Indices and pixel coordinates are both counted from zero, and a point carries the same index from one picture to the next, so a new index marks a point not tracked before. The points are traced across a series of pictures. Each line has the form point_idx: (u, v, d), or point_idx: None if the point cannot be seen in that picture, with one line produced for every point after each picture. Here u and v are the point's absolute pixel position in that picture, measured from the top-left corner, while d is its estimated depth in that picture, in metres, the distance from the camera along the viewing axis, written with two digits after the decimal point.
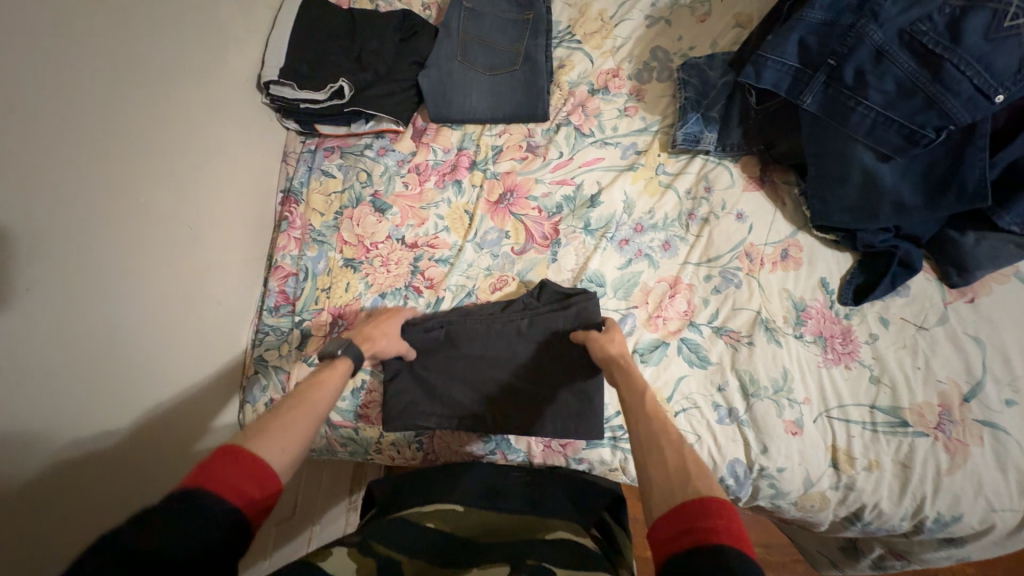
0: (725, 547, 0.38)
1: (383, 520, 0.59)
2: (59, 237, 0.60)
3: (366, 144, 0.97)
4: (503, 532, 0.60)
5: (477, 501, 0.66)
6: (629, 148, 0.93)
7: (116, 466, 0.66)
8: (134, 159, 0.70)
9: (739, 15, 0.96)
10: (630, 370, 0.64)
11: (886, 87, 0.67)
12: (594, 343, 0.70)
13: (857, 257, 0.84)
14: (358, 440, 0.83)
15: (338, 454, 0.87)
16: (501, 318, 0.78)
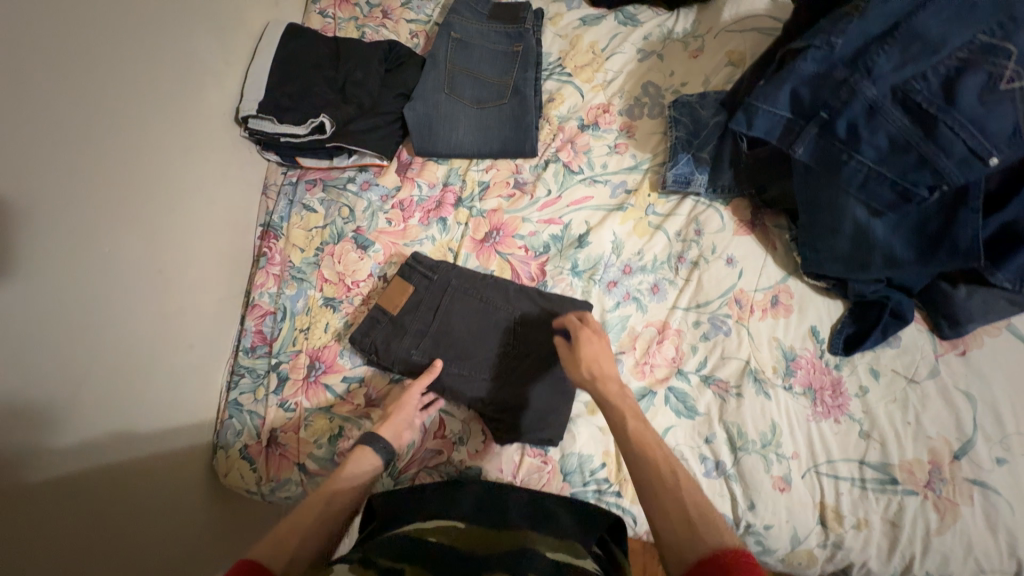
0: None
1: (381, 539, 0.56)
2: (22, 288, 0.56)
3: (349, 178, 0.94)
4: (497, 544, 0.57)
5: (476, 519, 0.63)
6: (619, 187, 0.91)
7: (90, 537, 0.60)
8: (105, 201, 0.66)
9: (731, 52, 0.92)
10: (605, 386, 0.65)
11: (879, 143, 0.65)
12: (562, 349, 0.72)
13: (848, 305, 0.82)
14: None
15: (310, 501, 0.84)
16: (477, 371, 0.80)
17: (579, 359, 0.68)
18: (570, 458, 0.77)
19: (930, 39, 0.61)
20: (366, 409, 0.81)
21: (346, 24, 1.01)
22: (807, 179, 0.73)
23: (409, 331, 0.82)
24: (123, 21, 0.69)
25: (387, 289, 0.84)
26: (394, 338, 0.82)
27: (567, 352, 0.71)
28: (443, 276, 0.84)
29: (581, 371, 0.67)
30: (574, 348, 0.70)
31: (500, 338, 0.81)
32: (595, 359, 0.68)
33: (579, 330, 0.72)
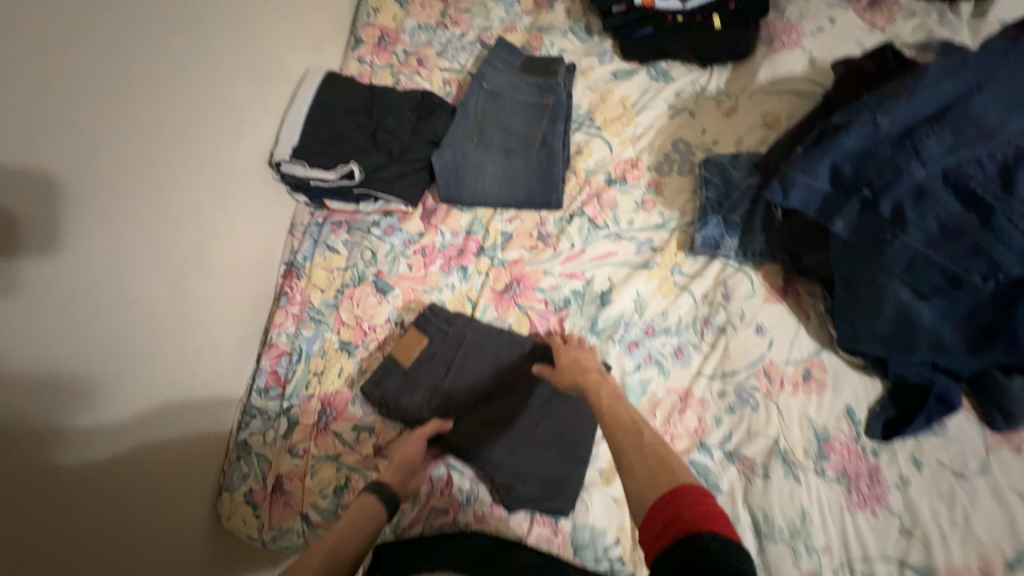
0: (704, 533, 0.45)
1: None
2: (31, 331, 0.56)
3: (374, 222, 0.95)
4: None
5: None
6: (645, 244, 0.89)
7: None
8: (132, 244, 0.67)
9: (767, 113, 0.90)
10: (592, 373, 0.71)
11: (928, 226, 0.61)
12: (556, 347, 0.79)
13: (887, 386, 0.77)
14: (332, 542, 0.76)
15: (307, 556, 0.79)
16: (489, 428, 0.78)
17: (559, 367, 0.75)
18: (582, 530, 0.73)
19: (987, 125, 0.58)
20: (373, 459, 0.79)
21: (383, 71, 1.04)
22: (844, 255, 0.70)
23: (423, 382, 0.81)
24: (172, 68, 0.72)
25: (403, 338, 0.84)
26: (409, 391, 0.81)
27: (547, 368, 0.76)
28: (459, 328, 0.83)
29: (564, 376, 0.73)
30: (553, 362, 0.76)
31: (513, 395, 0.80)
32: (575, 360, 0.74)
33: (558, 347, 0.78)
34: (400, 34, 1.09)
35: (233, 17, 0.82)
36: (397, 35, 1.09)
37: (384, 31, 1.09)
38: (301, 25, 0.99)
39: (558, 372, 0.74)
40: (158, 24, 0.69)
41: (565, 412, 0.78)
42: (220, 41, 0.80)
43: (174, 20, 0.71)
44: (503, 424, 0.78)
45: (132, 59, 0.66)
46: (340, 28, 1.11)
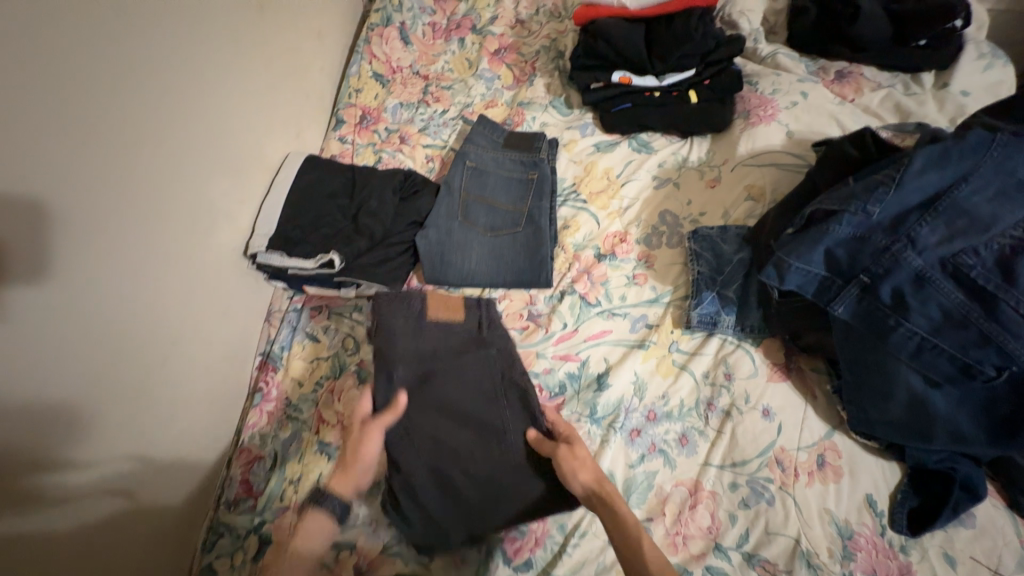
0: None
1: None
2: None
3: (356, 306, 0.91)
4: None
5: None
6: (639, 320, 0.86)
7: None
8: (91, 365, 0.61)
9: (751, 186, 0.90)
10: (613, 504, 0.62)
11: (931, 313, 0.59)
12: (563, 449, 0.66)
13: (907, 471, 0.72)
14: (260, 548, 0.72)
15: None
16: (455, 419, 0.73)
17: (580, 459, 0.65)
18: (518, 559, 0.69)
19: (978, 215, 0.58)
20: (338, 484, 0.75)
21: (364, 149, 1.04)
22: (847, 337, 0.67)
23: (420, 342, 0.77)
24: (145, 173, 0.68)
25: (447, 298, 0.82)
26: (404, 340, 0.76)
27: (563, 452, 0.66)
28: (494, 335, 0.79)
29: (588, 472, 0.64)
30: (571, 447, 0.66)
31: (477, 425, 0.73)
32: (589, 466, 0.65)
33: (574, 432, 0.69)
34: (382, 113, 1.09)
35: (210, 112, 0.79)
36: (379, 113, 1.09)
37: (365, 110, 1.09)
38: (281, 110, 0.98)
39: (582, 467, 0.65)
40: (132, 131, 0.65)
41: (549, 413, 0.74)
42: (197, 137, 0.77)
43: (147, 125, 0.68)
44: (456, 452, 0.71)
45: (102, 169, 0.62)
46: (321, 109, 1.11)
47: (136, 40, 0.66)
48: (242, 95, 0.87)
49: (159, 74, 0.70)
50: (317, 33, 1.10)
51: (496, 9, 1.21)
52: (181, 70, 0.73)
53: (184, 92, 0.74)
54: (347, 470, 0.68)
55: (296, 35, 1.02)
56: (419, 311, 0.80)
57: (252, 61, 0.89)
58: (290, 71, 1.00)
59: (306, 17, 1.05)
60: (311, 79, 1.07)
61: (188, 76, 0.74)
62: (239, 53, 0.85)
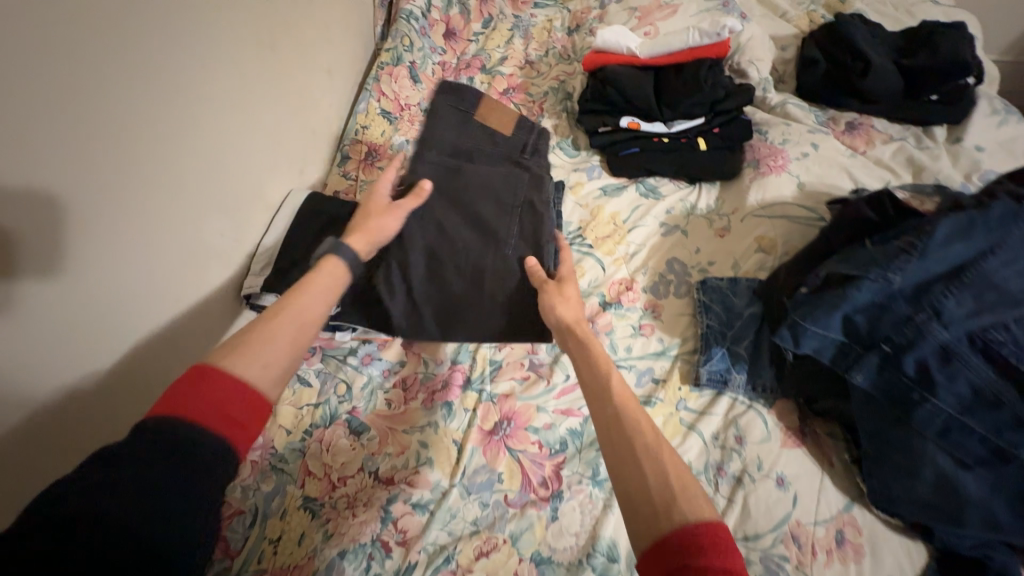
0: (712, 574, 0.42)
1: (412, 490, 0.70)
2: None
3: (351, 349, 0.89)
4: None
5: None
6: (645, 374, 0.82)
7: None
8: (54, 417, 0.58)
9: (761, 237, 0.88)
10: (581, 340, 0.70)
11: (960, 391, 0.56)
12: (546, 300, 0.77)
13: (933, 553, 0.67)
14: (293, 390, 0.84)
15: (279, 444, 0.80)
16: (474, 209, 0.90)
17: (567, 299, 0.76)
18: (469, 349, 0.88)
19: (1007, 290, 0.56)
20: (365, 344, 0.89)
21: (368, 186, 1.03)
22: (866, 407, 0.63)
23: (462, 146, 0.98)
24: (141, 215, 0.66)
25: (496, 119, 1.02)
26: (448, 134, 0.99)
27: (552, 292, 0.78)
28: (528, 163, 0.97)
29: (568, 309, 0.75)
30: (563, 288, 0.78)
31: (474, 231, 0.89)
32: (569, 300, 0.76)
33: (570, 277, 0.80)
34: (388, 150, 1.09)
35: (214, 150, 0.78)
36: (385, 150, 1.09)
37: (371, 146, 1.09)
38: (285, 146, 0.97)
39: (565, 305, 0.76)
40: (133, 173, 0.64)
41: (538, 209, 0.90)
42: (197, 175, 0.75)
43: (147, 166, 0.66)
44: (449, 242, 0.87)
45: (96, 210, 0.60)
46: (326, 145, 1.11)
47: (145, 80, 0.65)
48: (247, 131, 0.86)
49: (165, 113, 0.68)
50: (327, 70, 1.11)
51: (505, 50, 1.23)
52: (188, 108, 0.72)
53: (190, 133, 0.73)
54: (361, 227, 0.81)
55: (306, 72, 1.02)
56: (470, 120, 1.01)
57: (260, 98, 0.89)
58: (298, 107, 1.00)
59: (317, 55, 1.06)
60: (319, 115, 1.08)
61: (194, 114, 0.73)
62: (247, 89, 0.85)
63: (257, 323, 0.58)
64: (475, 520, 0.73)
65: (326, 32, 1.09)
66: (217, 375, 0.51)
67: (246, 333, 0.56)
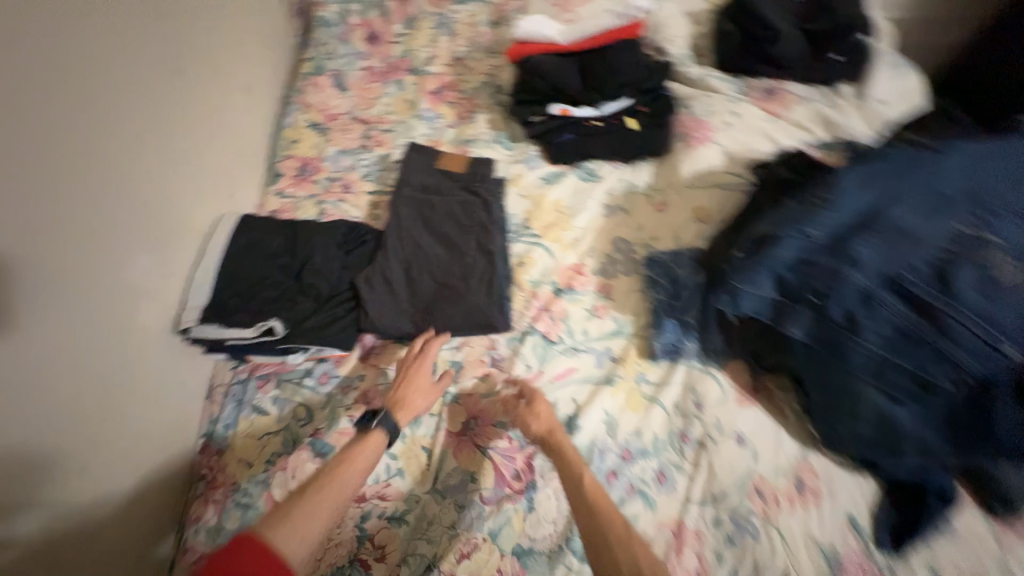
0: None
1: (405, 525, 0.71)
2: None
3: (306, 371, 0.85)
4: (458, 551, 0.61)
5: None
6: (604, 354, 0.84)
7: None
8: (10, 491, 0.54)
9: (697, 208, 0.91)
10: (562, 451, 0.71)
11: (884, 331, 0.59)
12: (520, 419, 0.76)
13: (880, 482, 0.71)
14: (254, 421, 0.81)
15: (247, 473, 0.76)
16: (433, 224, 0.92)
17: (539, 412, 0.76)
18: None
19: (910, 232, 0.59)
20: (327, 368, 0.85)
21: (305, 202, 1.00)
22: (806, 360, 0.66)
23: (419, 173, 0.98)
24: (62, 270, 0.62)
25: (448, 157, 1.00)
26: (413, 164, 0.99)
27: (523, 408, 0.77)
28: (473, 169, 0.98)
29: (540, 422, 0.75)
30: (532, 403, 0.77)
31: (429, 232, 0.91)
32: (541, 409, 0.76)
33: (539, 392, 0.78)
34: (321, 162, 1.06)
35: (125, 182, 0.73)
36: (318, 163, 1.06)
37: (304, 160, 1.06)
38: (210, 171, 0.92)
39: (538, 419, 0.75)
40: (39, 212, 0.59)
41: (483, 215, 0.92)
42: (109, 209, 0.70)
43: (54, 208, 0.61)
44: (424, 259, 0.89)
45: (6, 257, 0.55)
46: (254, 163, 1.06)
47: (49, 136, 0.61)
48: (168, 165, 0.81)
49: (70, 153, 0.63)
50: (246, 87, 1.06)
51: (432, 50, 1.21)
52: (89, 141, 0.67)
53: (96, 164, 0.68)
54: (401, 402, 0.74)
55: (223, 92, 0.98)
56: (431, 152, 1.01)
57: (176, 128, 0.84)
58: (219, 131, 0.96)
59: (232, 72, 1.01)
60: (243, 134, 1.03)
61: (97, 146, 0.68)
62: (160, 120, 0.80)
63: (313, 488, 0.60)
64: (453, 524, 0.72)
65: (239, 48, 1.05)
66: (254, 550, 0.53)
67: (293, 503, 0.58)
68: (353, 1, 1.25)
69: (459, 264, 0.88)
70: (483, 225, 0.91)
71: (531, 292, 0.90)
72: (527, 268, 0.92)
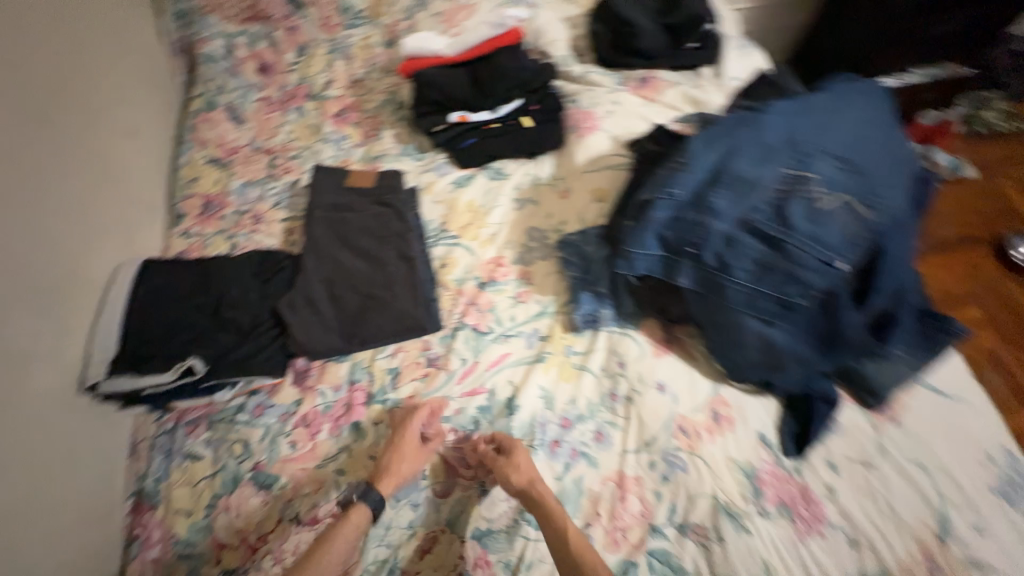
0: None
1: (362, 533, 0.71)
2: None
3: (238, 406, 0.82)
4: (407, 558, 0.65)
5: None
6: (533, 335, 0.89)
7: None
8: None
9: (596, 190, 0.99)
10: (543, 504, 0.70)
11: (747, 266, 0.69)
12: (499, 474, 0.72)
13: (780, 399, 0.82)
14: (187, 469, 0.78)
15: (187, 522, 0.74)
16: (350, 240, 0.94)
17: (518, 463, 0.73)
18: (362, 363, 0.86)
19: (750, 178, 0.69)
20: (260, 399, 0.83)
21: (214, 238, 0.99)
22: (699, 305, 0.75)
23: (329, 193, 0.99)
24: None
25: (356, 174, 1.02)
26: (322, 185, 1.00)
27: (502, 463, 0.73)
28: (383, 182, 1.01)
29: (520, 474, 0.72)
30: (510, 455, 0.74)
31: (348, 249, 0.93)
32: (521, 462, 0.73)
33: (516, 442, 0.76)
34: (226, 197, 1.04)
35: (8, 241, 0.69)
36: (223, 198, 1.04)
37: (207, 198, 1.04)
38: (101, 220, 0.88)
39: (519, 471, 0.72)
40: None
41: (399, 224, 0.95)
42: None
43: None
44: (346, 274, 0.90)
45: None
46: (153, 207, 1.03)
47: None
48: (54, 219, 0.78)
49: None
50: (131, 131, 1.02)
51: (329, 74, 1.23)
52: None
53: None
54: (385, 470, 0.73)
55: (104, 138, 0.94)
56: (338, 172, 1.03)
57: (58, 180, 0.80)
58: (106, 178, 0.92)
59: (112, 117, 0.97)
60: (135, 180, 0.99)
61: None
62: (39, 174, 0.76)
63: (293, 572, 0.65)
64: (409, 522, 0.75)
65: (117, 93, 1.01)
66: None
67: None
68: (238, 33, 1.24)
69: (381, 274, 0.90)
70: (401, 233, 0.94)
71: (457, 290, 0.94)
72: (449, 269, 0.96)
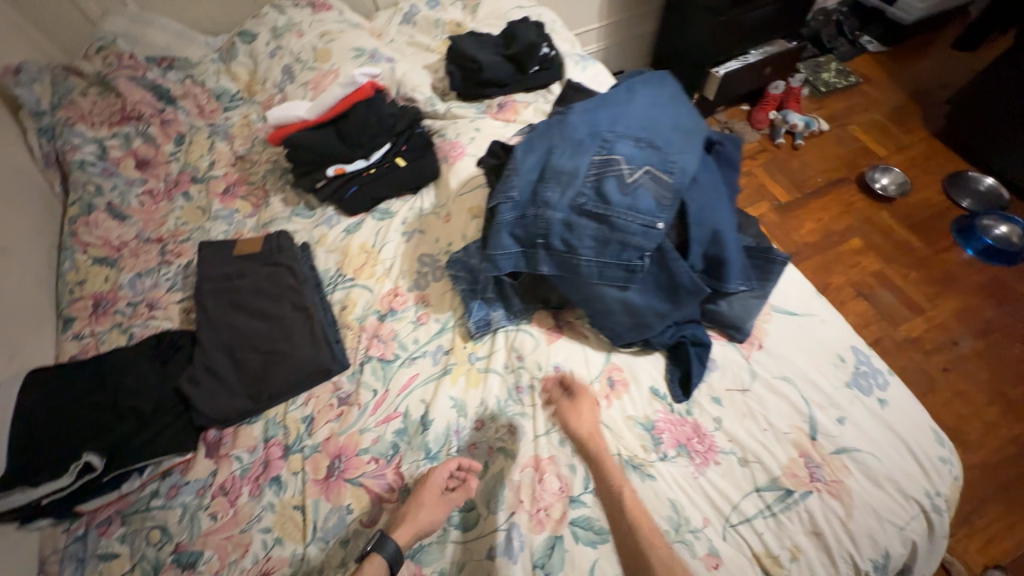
0: None
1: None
2: None
3: (152, 492, 0.82)
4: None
5: None
6: (437, 351, 0.94)
7: None
8: None
9: (472, 208, 1.05)
10: (597, 450, 0.79)
11: (589, 243, 0.78)
12: (567, 414, 0.82)
13: (664, 352, 0.90)
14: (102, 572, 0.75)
15: None
16: (245, 305, 0.97)
17: (582, 412, 0.82)
18: (276, 418, 0.88)
19: (569, 170, 0.79)
20: (174, 480, 0.83)
21: (109, 334, 0.99)
22: (566, 287, 0.83)
23: (220, 265, 1.03)
24: None
25: (246, 241, 1.07)
26: (212, 259, 1.03)
27: (566, 403, 0.84)
28: (273, 243, 1.05)
29: (584, 419, 0.81)
30: (577, 399, 0.84)
31: (245, 313, 0.96)
32: (587, 413, 0.82)
33: (583, 388, 0.85)
34: (118, 292, 1.05)
35: None
36: (115, 293, 1.05)
37: (97, 296, 1.05)
38: None
39: (581, 419, 0.81)
40: None
41: (290, 279, 1.00)
42: None
43: None
44: (245, 338, 0.93)
45: None
46: (40, 317, 1.02)
47: None
48: None
49: None
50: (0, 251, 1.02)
51: (211, 156, 1.28)
52: None
53: None
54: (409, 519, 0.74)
55: None
56: (227, 244, 1.06)
57: None
58: None
59: None
60: (13, 295, 0.98)
61: None
62: None
63: None
64: (342, 561, 0.75)
65: None
66: None
67: None
68: (112, 136, 1.27)
69: (279, 329, 0.94)
70: (295, 288, 0.99)
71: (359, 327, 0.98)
72: (351, 309, 1.00)
